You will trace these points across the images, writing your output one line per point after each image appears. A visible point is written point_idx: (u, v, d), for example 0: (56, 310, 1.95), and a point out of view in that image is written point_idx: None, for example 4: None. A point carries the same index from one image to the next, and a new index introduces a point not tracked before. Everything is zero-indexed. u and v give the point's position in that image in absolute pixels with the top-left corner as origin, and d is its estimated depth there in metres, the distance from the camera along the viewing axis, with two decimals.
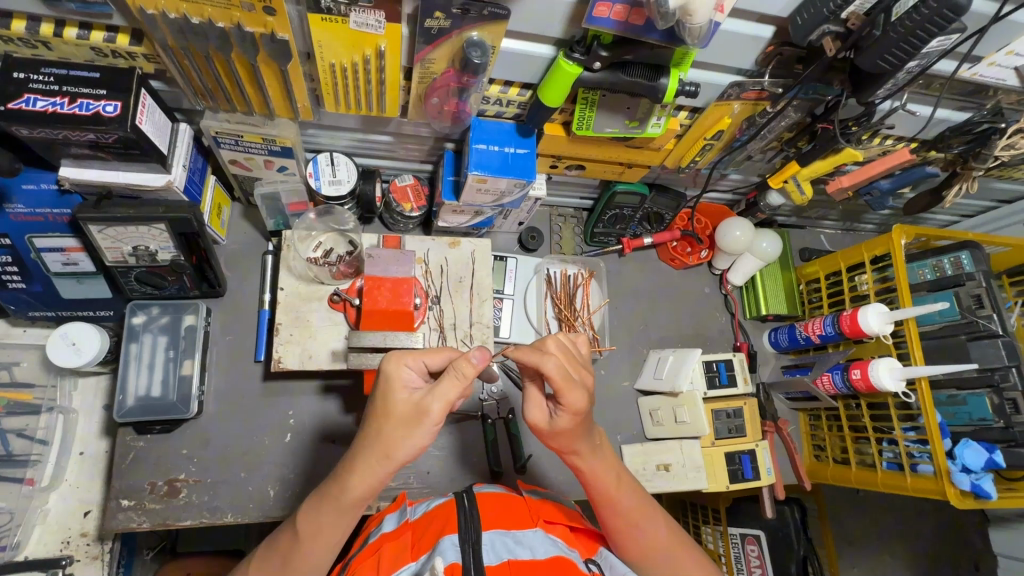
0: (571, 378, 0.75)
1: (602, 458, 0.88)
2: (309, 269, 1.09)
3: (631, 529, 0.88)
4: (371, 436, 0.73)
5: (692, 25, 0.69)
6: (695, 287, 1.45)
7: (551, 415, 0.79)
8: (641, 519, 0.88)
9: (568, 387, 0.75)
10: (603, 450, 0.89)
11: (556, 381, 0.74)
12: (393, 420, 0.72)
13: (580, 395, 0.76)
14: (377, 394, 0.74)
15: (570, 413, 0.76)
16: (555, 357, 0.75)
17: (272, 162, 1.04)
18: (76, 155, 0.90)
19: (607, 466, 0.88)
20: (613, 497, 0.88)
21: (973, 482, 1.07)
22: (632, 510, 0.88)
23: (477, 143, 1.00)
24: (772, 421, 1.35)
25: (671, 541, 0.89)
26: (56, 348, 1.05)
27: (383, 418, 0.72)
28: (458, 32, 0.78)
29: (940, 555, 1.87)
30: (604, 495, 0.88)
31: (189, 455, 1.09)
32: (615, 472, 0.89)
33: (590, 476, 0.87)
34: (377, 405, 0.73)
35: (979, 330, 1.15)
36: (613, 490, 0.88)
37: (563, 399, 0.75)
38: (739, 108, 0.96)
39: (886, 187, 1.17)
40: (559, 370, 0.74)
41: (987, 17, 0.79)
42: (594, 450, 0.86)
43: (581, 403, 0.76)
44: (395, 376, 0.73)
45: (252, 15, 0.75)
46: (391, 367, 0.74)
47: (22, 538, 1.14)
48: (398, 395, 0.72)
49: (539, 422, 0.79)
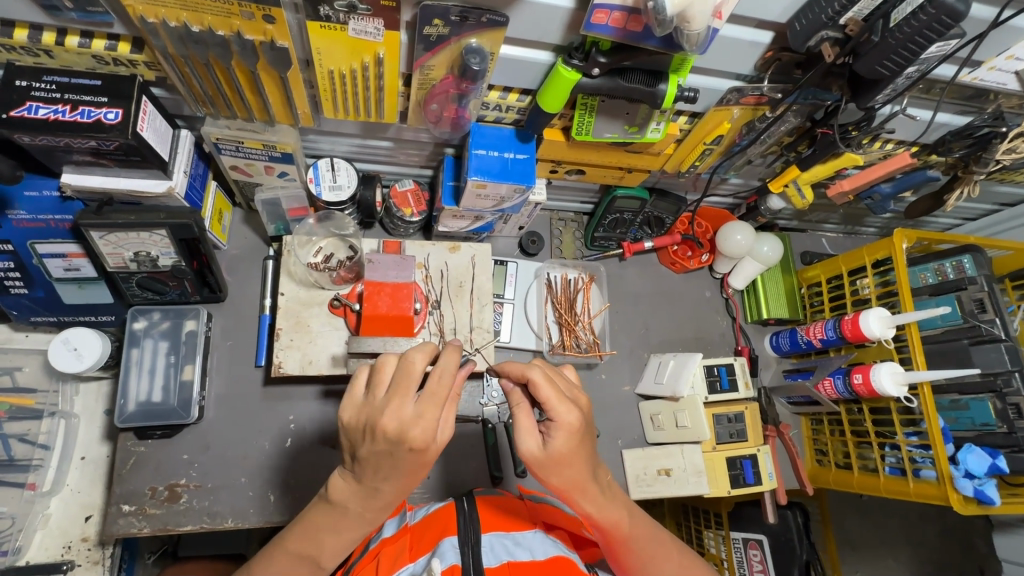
0: (558, 391, 0.75)
1: (611, 497, 0.82)
2: (309, 274, 1.10)
3: (648, 565, 0.86)
4: (404, 483, 0.73)
5: (690, 32, 0.70)
6: (696, 291, 1.45)
7: (545, 440, 0.75)
8: (656, 553, 0.87)
9: (557, 399, 0.74)
10: (611, 490, 0.84)
11: (542, 389, 0.74)
12: (425, 466, 0.72)
13: (570, 407, 0.74)
14: (406, 460, 0.69)
15: (566, 431, 0.74)
16: (539, 367, 0.77)
17: (272, 168, 1.05)
18: (77, 162, 0.91)
19: (617, 505, 0.83)
20: (627, 536, 0.84)
21: (976, 487, 1.06)
22: (647, 548, 0.86)
23: (477, 149, 1.00)
24: (773, 425, 1.34)
25: (682, 564, 0.89)
26: (57, 354, 1.05)
27: (417, 471, 0.72)
28: (457, 39, 0.79)
29: (944, 561, 1.86)
30: (618, 536, 0.83)
31: (189, 461, 1.09)
32: (626, 510, 0.85)
33: (602, 519, 0.82)
34: (407, 466, 0.70)
35: (981, 334, 1.14)
36: (627, 529, 0.84)
37: (553, 413, 0.74)
38: (739, 113, 0.97)
39: (887, 192, 1.16)
40: (544, 378, 0.76)
41: (985, 22, 0.79)
42: (604, 491, 0.82)
43: (572, 415, 0.74)
44: (432, 443, 0.69)
45: (251, 23, 0.76)
46: (425, 438, 0.68)
47: (24, 542, 1.14)
48: (434, 453, 0.71)
49: (535, 450, 0.75)
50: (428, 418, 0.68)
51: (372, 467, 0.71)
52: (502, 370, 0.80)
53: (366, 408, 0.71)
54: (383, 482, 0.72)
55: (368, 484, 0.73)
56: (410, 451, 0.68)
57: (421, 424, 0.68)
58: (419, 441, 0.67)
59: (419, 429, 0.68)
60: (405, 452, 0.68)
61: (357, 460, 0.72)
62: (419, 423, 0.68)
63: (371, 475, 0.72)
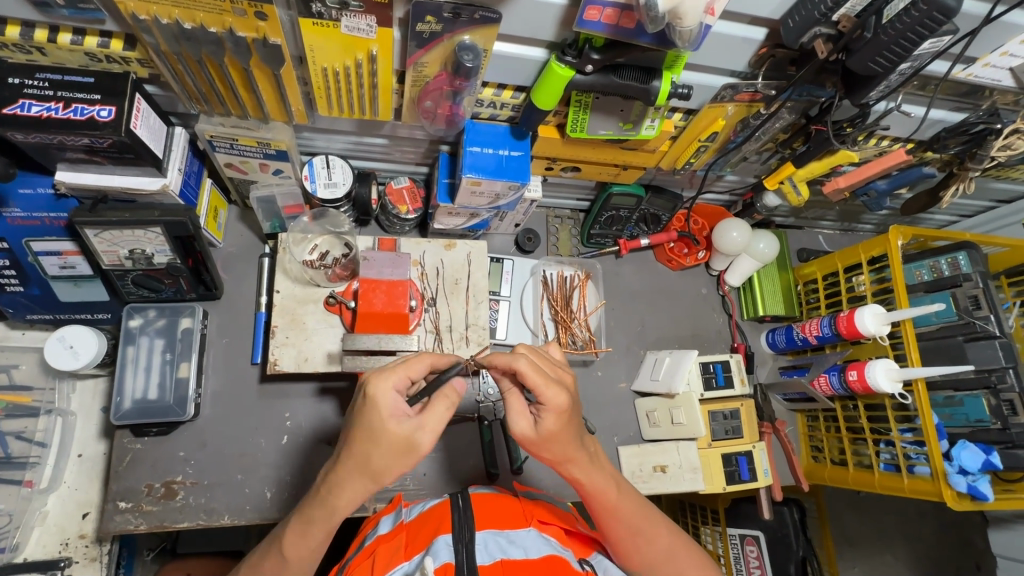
0: (545, 374, 0.74)
1: (599, 465, 0.84)
2: (304, 272, 1.09)
3: (636, 539, 0.86)
4: (359, 460, 0.71)
5: (682, 29, 0.70)
6: (692, 288, 1.45)
7: (536, 421, 0.76)
8: (645, 529, 0.87)
9: (545, 384, 0.73)
10: (598, 459, 0.85)
11: (528, 377, 0.72)
12: (377, 443, 0.70)
13: (558, 390, 0.73)
14: (362, 418, 0.71)
15: (554, 412, 0.74)
16: (525, 355, 0.75)
17: (267, 165, 1.04)
18: (71, 160, 0.90)
19: (604, 472, 0.84)
20: (615, 505, 0.84)
21: (969, 483, 1.06)
22: (637, 520, 0.86)
23: (471, 146, 1.00)
24: (769, 422, 1.35)
25: (672, 547, 0.88)
26: (54, 352, 1.06)
27: (370, 443, 0.70)
28: (450, 36, 0.79)
29: (942, 557, 1.86)
30: (605, 503, 0.84)
31: (185, 458, 1.09)
32: (614, 480, 0.86)
33: (590, 487, 0.83)
34: (362, 430, 0.71)
35: (976, 331, 1.14)
36: (614, 498, 0.84)
37: (542, 397, 0.73)
38: (733, 110, 0.96)
39: (883, 188, 1.16)
40: (531, 366, 0.73)
41: (979, 19, 0.79)
42: (592, 459, 0.83)
43: (561, 398, 0.73)
44: (384, 401, 0.70)
45: (243, 21, 0.76)
46: (379, 392, 0.71)
47: (21, 539, 1.15)
48: (387, 423, 0.70)
49: (527, 430, 0.76)
50: (392, 373, 0.73)
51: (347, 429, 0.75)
52: (490, 362, 0.79)
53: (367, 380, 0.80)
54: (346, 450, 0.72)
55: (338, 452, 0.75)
56: (365, 405, 0.71)
57: (379, 375, 0.72)
58: (374, 391, 0.71)
59: (377, 383, 0.71)
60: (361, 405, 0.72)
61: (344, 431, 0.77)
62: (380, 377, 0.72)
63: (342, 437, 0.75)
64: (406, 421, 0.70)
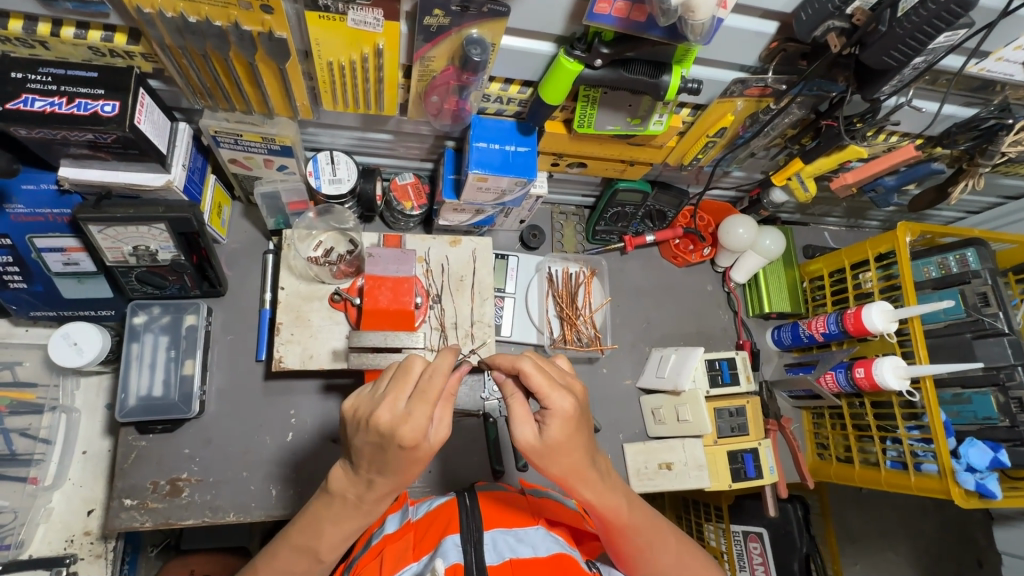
0: (551, 378, 0.73)
1: (610, 483, 0.81)
2: (309, 268, 1.08)
3: (644, 553, 0.86)
4: (398, 479, 0.72)
5: (694, 22, 0.69)
6: (698, 285, 1.44)
7: (541, 428, 0.74)
8: (655, 544, 0.86)
9: (550, 388, 0.72)
10: (610, 477, 0.82)
11: (533, 379, 0.72)
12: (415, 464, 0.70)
13: (563, 394, 0.73)
14: (396, 455, 0.68)
15: (560, 419, 0.72)
16: (529, 357, 0.75)
17: (271, 161, 1.03)
18: (74, 155, 0.90)
19: (617, 492, 0.82)
20: (626, 523, 0.83)
21: (978, 481, 1.06)
22: (645, 535, 0.86)
23: (477, 141, 0.99)
24: (774, 419, 1.34)
25: (681, 552, 0.89)
26: (58, 348, 1.05)
27: (408, 466, 0.70)
28: (457, 29, 0.78)
29: (945, 554, 1.86)
30: (616, 522, 0.82)
31: (190, 455, 1.09)
32: (625, 497, 0.83)
33: (600, 506, 0.80)
34: (398, 462, 0.69)
35: (984, 328, 1.13)
36: (625, 516, 0.83)
37: (547, 402, 0.72)
38: (742, 105, 0.96)
39: (891, 184, 1.16)
40: (536, 368, 0.73)
41: (994, 12, 0.79)
42: (604, 478, 0.80)
43: (566, 402, 0.72)
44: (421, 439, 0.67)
45: (249, 14, 0.75)
46: (414, 437, 0.66)
47: (26, 536, 1.14)
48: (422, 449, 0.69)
49: (531, 438, 0.73)
50: (420, 416, 0.66)
51: (368, 459, 0.70)
52: (494, 362, 0.79)
53: (366, 398, 0.71)
54: (379, 474, 0.71)
55: (363, 476, 0.73)
56: (400, 448, 0.67)
57: (408, 418, 0.66)
58: (409, 437, 0.66)
59: (408, 427, 0.66)
60: (395, 447, 0.67)
61: (358, 450, 0.71)
62: (408, 422, 0.66)
63: (367, 465, 0.71)
64: (434, 431, 0.70)
